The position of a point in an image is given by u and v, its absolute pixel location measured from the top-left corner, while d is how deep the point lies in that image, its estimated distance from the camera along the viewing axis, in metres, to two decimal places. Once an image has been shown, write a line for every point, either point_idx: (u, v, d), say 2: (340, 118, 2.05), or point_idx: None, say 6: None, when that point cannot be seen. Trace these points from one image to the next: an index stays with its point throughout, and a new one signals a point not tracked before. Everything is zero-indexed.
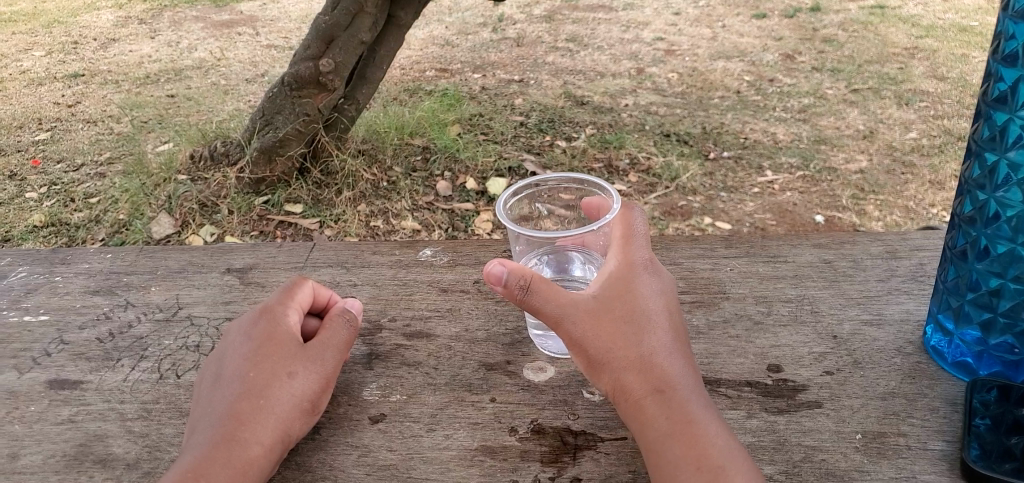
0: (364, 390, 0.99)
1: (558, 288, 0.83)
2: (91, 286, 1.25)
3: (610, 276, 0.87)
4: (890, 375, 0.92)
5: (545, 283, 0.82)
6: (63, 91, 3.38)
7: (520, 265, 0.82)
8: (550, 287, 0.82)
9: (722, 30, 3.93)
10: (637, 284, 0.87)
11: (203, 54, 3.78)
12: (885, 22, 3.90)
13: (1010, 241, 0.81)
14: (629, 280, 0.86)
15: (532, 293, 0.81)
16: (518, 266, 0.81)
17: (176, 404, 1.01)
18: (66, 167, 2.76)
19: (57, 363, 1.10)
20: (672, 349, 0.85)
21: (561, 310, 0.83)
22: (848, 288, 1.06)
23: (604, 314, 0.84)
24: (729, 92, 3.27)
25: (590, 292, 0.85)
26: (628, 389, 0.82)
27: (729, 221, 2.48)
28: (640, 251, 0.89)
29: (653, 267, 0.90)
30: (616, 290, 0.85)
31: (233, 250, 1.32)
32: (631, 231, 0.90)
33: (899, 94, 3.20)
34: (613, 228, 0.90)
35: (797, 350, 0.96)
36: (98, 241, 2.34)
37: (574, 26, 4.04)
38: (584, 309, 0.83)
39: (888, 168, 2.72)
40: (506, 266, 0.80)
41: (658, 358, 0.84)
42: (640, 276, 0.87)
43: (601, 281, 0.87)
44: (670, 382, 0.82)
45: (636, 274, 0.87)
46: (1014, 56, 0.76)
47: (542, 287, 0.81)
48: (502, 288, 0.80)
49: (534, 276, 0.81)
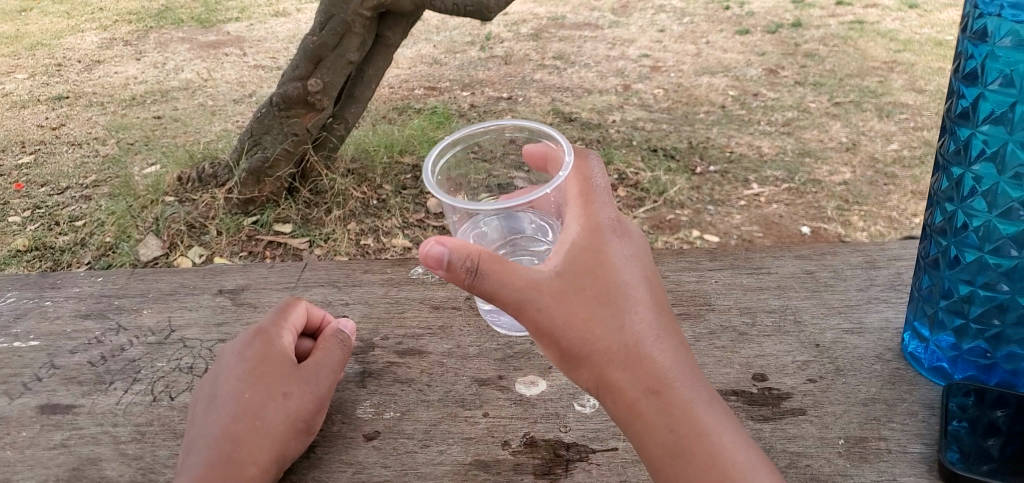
0: (358, 407, 1.01)
1: (510, 270, 0.79)
2: (82, 310, 1.26)
3: (574, 247, 0.84)
4: (871, 382, 0.94)
5: (497, 264, 0.79)
6: (48, 114, 3.39)
7: (466, 243, 0.78)
8: (508, 269, 0.80)
9: (706, 46, 3.98)
10: (606, 253, 0.85)
11: (190, 75, 3.79)
12: (865, 37, 3.97)
13: (978, 249, 0.85)
14: (594, 242, 0.85)
15: (481, 276, 0.78)
16: (461, 246, 0.78)
17: (170, 425, 1.02)
18: (51, 190, 2.76)
19: (49, 387, 1.10)
20: (656, 333, 0.87)
21: (521, 296, 0.81)
22: (830, 298, 1.08)
23: (572, 293, 0.83)
24: (714, 107, 3.32)
25: (553, 264, 0.83)
26: (616, 385, 0.85)
27: (716, 233, 2.51)
28: (601, 211, 0.87)
29: (618, 229, 0.88)
30: (583, 266, 0.84)
31: (225, 271, 1.33)
32: (589, 188, 0.88)
33: (880, 107, 3.26)
34: (570, 187, 0.88)
35: (782, 360, 0.99)
36: (84, 264, 2.34)
37: (560, 44, 4.09)
38: (550, 289, 0.82)
39: (871, 179, 2.76)
40: (446, 245, 0.77)
41: (642, 346, 0.86)
42: (606, 244, 0.85)
43: (565, 252, 0.84)
44: (665, 382, 0.85)
45: (599, 237, 0.85)
46: (973, 75, 0.80)
47: (501, 269, 0.79)
48: (447, 270, 0.77)
49: (481, 255, 0.78)
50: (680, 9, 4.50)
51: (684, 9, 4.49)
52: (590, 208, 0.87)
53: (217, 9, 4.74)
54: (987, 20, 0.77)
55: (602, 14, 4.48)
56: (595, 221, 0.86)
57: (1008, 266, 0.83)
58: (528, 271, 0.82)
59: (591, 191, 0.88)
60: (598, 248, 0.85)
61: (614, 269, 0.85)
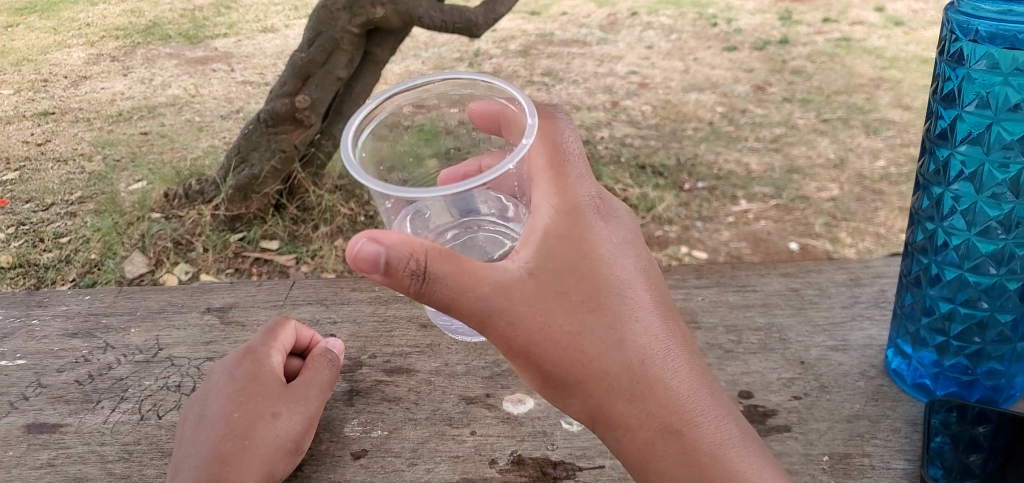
0: (346, 426, 1.01)
1: (471, 275, 0.80)
2: (69, 329, 1.25)
3: (544, 238, 0.84)
4: (855, 399, 0.97)
5: (446, 264, 0.78)
6: (33, 130, 3.38)
7: (404, 241, 0.77)
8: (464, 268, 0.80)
9: (694, 63, 4.02)
10: (579, 245, 0.85)
11: (177, 91, 3.79)
12: (851, 54, 4.01)
13: (957, 267, 0.87)
14: (566, 230, 0.84)
15: (428, 280, 0.77)
16: (399, 244, 0.76)
17: (158, 444, 1.03)
18: (35, 207, 2.75)
19: (36, 406, 1.10)
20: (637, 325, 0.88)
21: (496, 302, 0.82)
22: (815, 315, 1.10)
23: (547, 291, 0.83)
24: (702, 123, 3.35)
25: (522, 259, 0.83)
26: (603, 385, 0.87)
27: (705, 250, 2.53)
28: (570, 193, 0.86)
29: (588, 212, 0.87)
30: (553, 260, 0.84)
31: (212, 289, 1.31)
32: (554, 167, 0.87)
33: (866, 123, 3.29)
34: (537, 164, 0.87)
35: (767, 376, 1.01)
36: (69, 282, 2.33)
37: (548, 61, 4.11)
38: (521, 291, 0.83)
39: (859, 196, 2.79)
40: (382, 244, 0.76)
41: (625, 341, 0.87)
42: (577, 232, 0.85)
43: (535, 244, 0.83)
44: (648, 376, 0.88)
45: (568, 227, 0.85)
46: (951, 97, 0.82)
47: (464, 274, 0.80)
48: (394, 274, 0.76)
49: (428, 255, 0.77)
50: (668, 25, 4.54)
51: (672, 26, 4.53)
52: (558, 192, 0.86)
53: (205, 24, 4.74)
54: (963, 43, 0.80)
55: (590, 30, 4.52)
56: (565, 206, 0.85)
57: (987, 284, 0.86)
58: (494, 272, 0.82)
59: (558, 164, 0.87)
60: (573, 238, 0.84)
61: (588, 261, 0.85)
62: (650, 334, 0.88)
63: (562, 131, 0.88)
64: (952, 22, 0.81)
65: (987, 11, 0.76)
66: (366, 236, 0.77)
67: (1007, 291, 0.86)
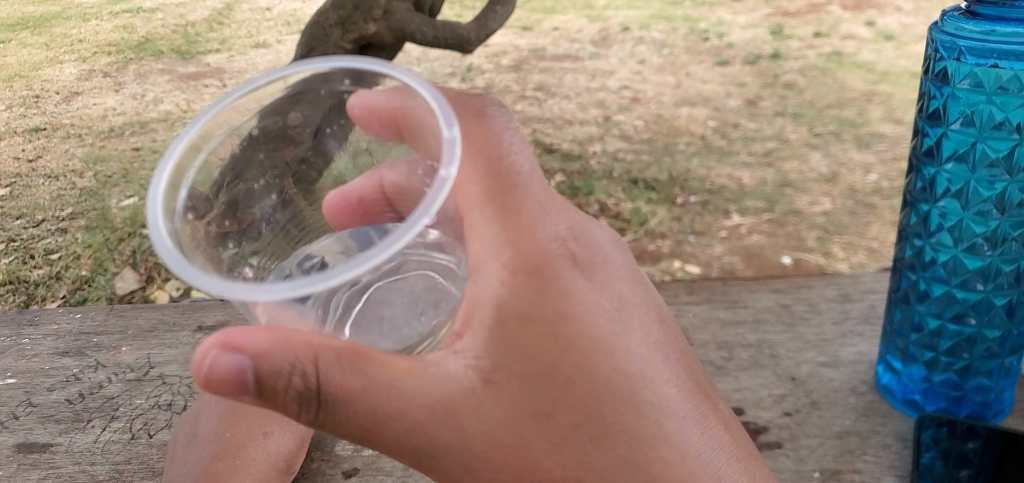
0: (338, 444, 1.09)
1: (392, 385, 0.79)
2: (60, 348, 1.25)
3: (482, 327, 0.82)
4: (846, 414, 1.07)
5: (342, 369, 0.78)
6: (24, 146, 3.38)
7: (273, 345, 0.77)
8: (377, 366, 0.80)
9: (686, 77, 4.05)
10: (537, 320, 0.82)
11: (169, 106, 3.80)
12: (843, 68, 4.04)
13: (946, 283, 1.01)
14: (509, 299, 0.81)
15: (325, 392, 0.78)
16: (270, 346, 0.77)
17: (148, 464, 1.05)
18: (26, 224, 2.82)
19: (27, 425, 1.12)
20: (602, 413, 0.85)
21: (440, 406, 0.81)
22: (806, 332, 1.20)
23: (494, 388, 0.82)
24: (694, 137, 3.37)
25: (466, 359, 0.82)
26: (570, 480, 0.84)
27: (698, 264, 2.55)
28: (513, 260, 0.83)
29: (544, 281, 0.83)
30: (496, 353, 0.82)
31: (204, 307, 1.31)
32: (480, 214, 0.84)
33: (858, 137, 3.32)
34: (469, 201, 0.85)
35: (759, 392, 1.10)
36: (59, 299, 2.31)
37: (540, 76, 4.13)
38: (471, 388, 0.81)
39: (852, 209, 2.80)
40: (247, 353, 0.77)
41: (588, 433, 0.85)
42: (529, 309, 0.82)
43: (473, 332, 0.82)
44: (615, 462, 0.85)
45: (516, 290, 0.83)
46: (937, 114, 0.96)
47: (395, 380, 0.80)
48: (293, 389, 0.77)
49: (310, 365, 0.77)
50: (661, 40, 4.56)
51: (664, 40, 4.56)
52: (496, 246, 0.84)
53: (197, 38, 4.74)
54: (947, 62, 0.93)
55: (582, 45, 4.55)
56: (520, 266, 0.83)
57: (975, 299, 1.00)
58: (424, 372, 0.81)
59: (498, 198, 0.85)
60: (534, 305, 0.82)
61: (541, 350, 0.82)
62: (619, 369, 0.86)
63: (495, 166, 0.86)
64: (936, 43, 0.94)
65: (969, 31, 0.90)
66: (216, 346, 0.77)
67: (993, 307, 1.00)
